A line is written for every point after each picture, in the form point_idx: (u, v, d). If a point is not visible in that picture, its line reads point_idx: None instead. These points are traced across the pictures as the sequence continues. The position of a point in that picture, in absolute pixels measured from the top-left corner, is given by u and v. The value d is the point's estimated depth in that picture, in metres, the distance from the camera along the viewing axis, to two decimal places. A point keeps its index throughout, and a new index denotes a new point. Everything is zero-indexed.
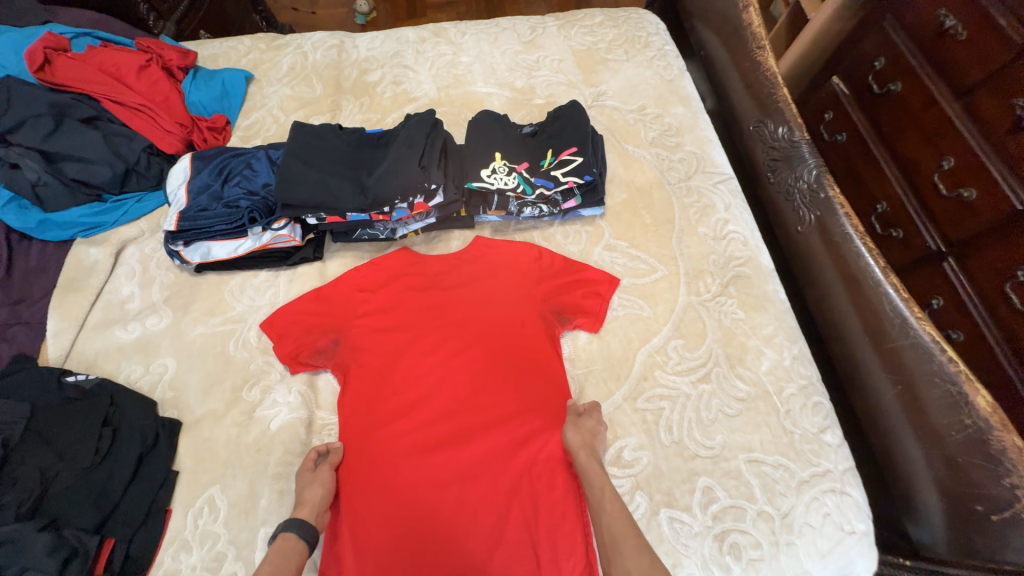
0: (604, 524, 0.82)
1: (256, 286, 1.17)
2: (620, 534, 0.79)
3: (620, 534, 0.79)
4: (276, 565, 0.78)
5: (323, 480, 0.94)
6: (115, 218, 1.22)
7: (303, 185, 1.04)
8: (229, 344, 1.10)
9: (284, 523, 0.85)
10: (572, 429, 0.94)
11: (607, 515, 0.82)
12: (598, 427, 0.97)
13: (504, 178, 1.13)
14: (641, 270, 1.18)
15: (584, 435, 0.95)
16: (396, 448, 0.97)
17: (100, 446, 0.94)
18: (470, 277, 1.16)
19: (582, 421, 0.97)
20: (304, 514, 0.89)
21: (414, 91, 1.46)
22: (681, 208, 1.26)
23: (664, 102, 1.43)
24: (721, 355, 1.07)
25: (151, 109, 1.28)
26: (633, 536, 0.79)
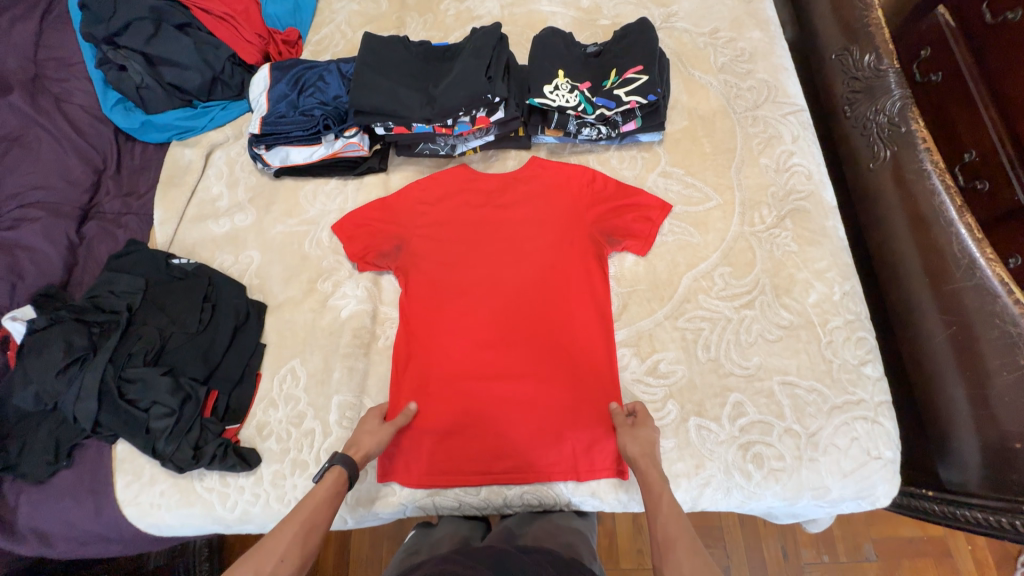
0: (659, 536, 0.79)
1: (328, 193, 1.26)
2: (675, 537, 0.76)
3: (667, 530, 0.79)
4: (328, 492, 0.86)
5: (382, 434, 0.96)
6: (205, 124, 1.33)
7: (374, 93, 1.10)
8: (305, 243, 1.21)
9: (340, 457, 0.89)
10: (629, 437, 0.92)
11: (663, 518, 0.80)
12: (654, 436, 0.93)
13: (566, 96, 1.13)
14: (695, 199, 1.18)
15: (643, 442, 0.92)
16: (453, 343, 1.08)
17: (203, 317, 1.09)
18: (524, 196, 1.20)
19: (637, 430, 0.94)
20: (358, 456, 0.92)
21: (477, 9, 1.45)
22: (744, 137, 1.22)
23: (739, 25, 1.35)
24: (768, 285, 1.08)
25: (233, 18, 1.34)
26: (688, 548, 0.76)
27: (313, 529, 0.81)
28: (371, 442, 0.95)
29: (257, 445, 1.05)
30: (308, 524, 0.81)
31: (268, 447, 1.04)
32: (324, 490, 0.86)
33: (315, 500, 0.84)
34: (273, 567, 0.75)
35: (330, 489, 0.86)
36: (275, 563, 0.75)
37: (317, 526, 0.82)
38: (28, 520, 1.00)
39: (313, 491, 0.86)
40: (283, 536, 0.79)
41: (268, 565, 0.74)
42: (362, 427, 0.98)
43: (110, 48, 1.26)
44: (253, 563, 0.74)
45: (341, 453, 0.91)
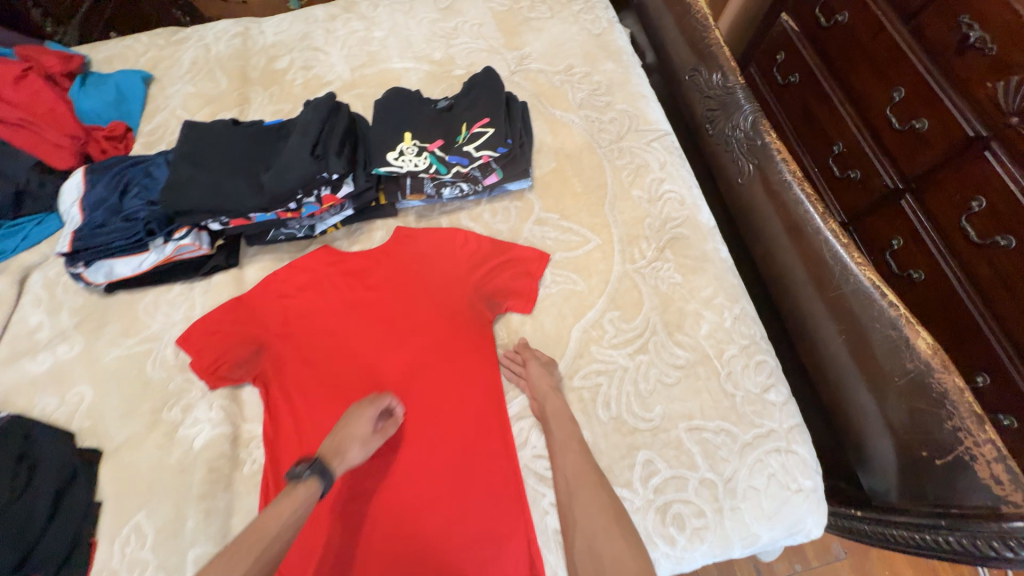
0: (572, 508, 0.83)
1: (171, 301, 1.10)
2: (578, 483, 0.84)
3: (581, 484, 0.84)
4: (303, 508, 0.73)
5: (368, 442, 0.85)
6: (15, 244, 1.14)
7: (196, 189, 0.98)
8: (146, 364, 1.04)
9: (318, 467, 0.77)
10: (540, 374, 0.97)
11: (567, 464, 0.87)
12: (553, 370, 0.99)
13: (414, 160, 1.05)
14: (574, 243, 1.12)
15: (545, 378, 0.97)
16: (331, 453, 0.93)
17: (15, 484, 0.89)
18: (392, 272, 1.10)
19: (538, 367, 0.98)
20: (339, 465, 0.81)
21: (326, 75, 1.37)
22: (613, 171, 1.19)
23: (592, 59, 1.34)
24: (659, 324, 1.02)
25: (34, 123, 1.18)
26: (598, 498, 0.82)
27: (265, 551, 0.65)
28: (360, 429, 0.84)
29: None
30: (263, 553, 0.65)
31: None
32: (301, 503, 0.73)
33: (288, 512, 0.71)
34: None
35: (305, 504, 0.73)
36: None
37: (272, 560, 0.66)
38: None
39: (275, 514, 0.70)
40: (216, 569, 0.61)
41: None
42: (339, 429, 0.85)
43: None
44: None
45: (321, 461, 0.79)
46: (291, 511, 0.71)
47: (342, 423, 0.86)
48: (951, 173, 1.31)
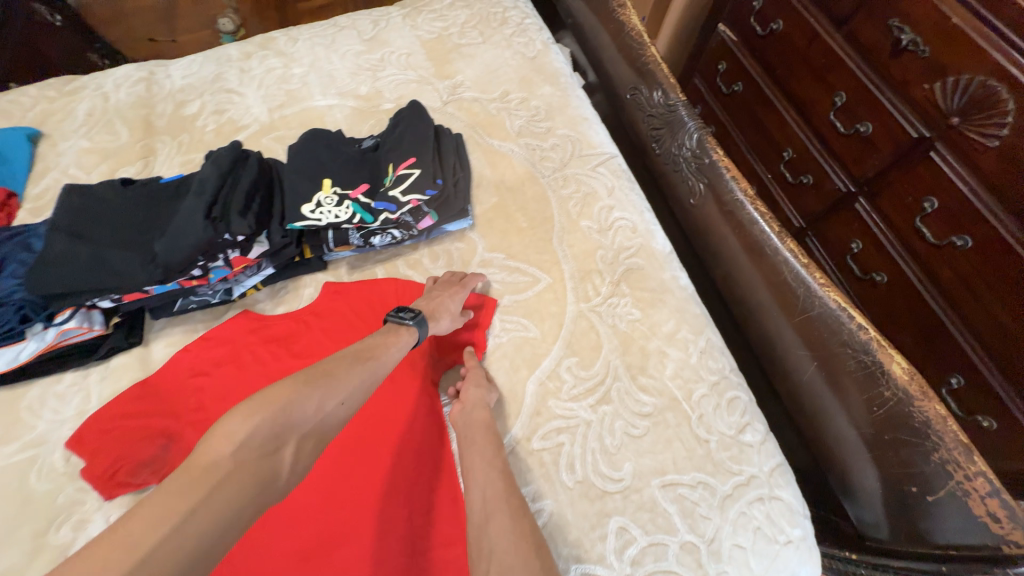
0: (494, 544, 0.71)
1: (61, 394, 0.94)
2: (494, 508, 0.75)
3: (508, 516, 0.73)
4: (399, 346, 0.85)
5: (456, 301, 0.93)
6: None
7: (74, 266, 0.83)
8: (29, 476, 0.87)
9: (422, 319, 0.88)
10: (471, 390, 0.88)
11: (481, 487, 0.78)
12: (484, 391, 0.89)
13: (334, 210, 0.94)
14: (523, 285, 1.02)
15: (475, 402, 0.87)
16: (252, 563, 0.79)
17: None
18: (321, 336, 0.98)
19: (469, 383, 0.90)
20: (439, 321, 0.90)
21: (241, 118, 1.25)
22: (560, 202, 1.10)
23: (529, 83, 1.27)
24: (620, 367, 0.93)
25: None
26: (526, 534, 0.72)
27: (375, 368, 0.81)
28: (448, 324, 0.91)
29: None
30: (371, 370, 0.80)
31: None
32: (393, 338, 0.86)
33: (385, 345, 0.84)
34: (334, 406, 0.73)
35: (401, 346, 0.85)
36: (337, 404, 0.73)
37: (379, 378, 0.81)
38: None
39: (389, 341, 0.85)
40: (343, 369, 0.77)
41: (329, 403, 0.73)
42: (437, 291, 0.95)
43: None
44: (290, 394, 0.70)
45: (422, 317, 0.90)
46: (393, 347, 0.84)
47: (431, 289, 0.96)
48: (898, 175, 1.29)
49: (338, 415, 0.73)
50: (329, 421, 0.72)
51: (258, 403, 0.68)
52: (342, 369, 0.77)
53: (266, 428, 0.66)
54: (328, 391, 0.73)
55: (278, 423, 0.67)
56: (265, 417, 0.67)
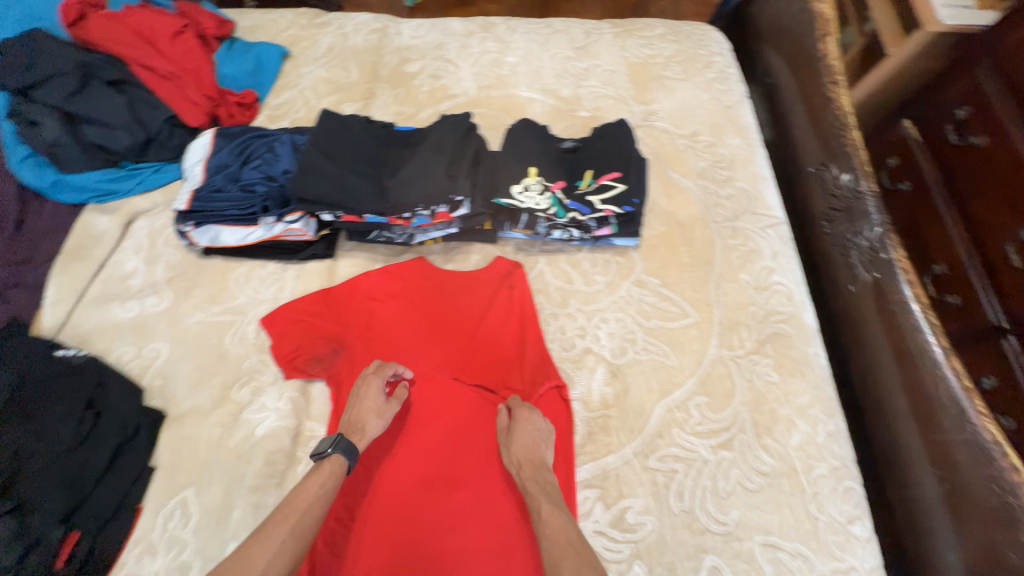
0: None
1: (262, 278, 1.10)
2: (560, 559, 0.74)
3: (570, 556, 0.74)
4: (326, 486, 0.82)
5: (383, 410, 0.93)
6: (130, 187, 1.16)
7: (322, 180, 0.98)
8: (225, 336, 1.03)
9: (343, 447, 0.86)
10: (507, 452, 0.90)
11: (547, 538, 0.78)
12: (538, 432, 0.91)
13: (536, 198, 1.04)
14: (671, 314, 1.08)
15: (520, 448, 0.89)
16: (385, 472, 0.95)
17: (80, 429, 0.89)
18: (472, 306, 1.08)
19: (513, 435, 0.91)
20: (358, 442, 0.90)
21: (452, 87, 1.39)
22: (724, 250, 1.15)
23: (719, 130, 1.32)
24: (748, 422, 0.97)
25: (179, 78, 1.21)
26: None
27: (305, 527, 0.76)
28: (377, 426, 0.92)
29: None
30: (300, 526, 0.76)
31: None
32: (321, 479, 0.83)
33: (313, 493, 0.80)
34: None
35: (326, 483, 0.82)
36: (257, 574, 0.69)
37: (307, 531, 0.76)
38: None
39: (307, 485, 0.81)
40: (266, 536, 0.73)
41: None
42: (365, 402, 0.92)
43: (22, 101, 1.09)
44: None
45: (345, 440, 0.88)
46: (318, 486, 0.81)
47: (359, 395, 0.93)
48: None
49: None
50: None
51: None
52: (253, 547, 0.72)
53: None
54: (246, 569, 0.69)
55: None
56: None
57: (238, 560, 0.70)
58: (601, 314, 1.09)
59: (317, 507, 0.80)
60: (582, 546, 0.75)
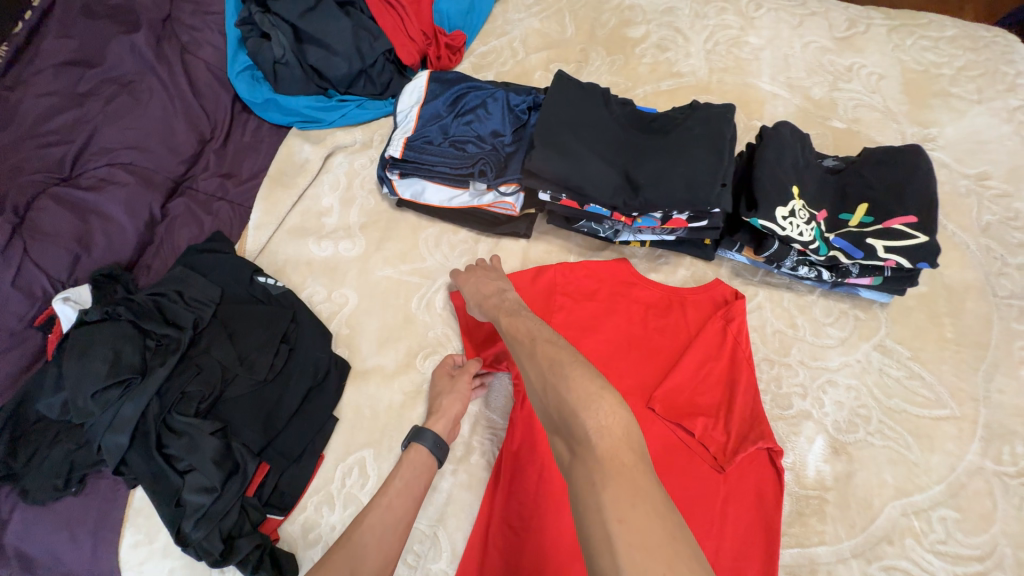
0: (528, 377, 0.68)
1: (453, 244, 1.03)
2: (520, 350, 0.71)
3: (525, 343, 0.70)
4: (406, 479, 0.78)
5: (461, 392, 0.87)
6: (334, 118, 1.12)
7: (563, 157, 0.86)
8: (412, 299, 0.98)
9: (422, 436, 0.82)
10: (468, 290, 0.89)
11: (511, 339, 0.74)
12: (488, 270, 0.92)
13: (801, 227, 0.85)
14: (921, 399, 0.88)
15: (477, 282, 0.89)
16: (553, 491, 0.80)
17: (275, 362, 0.88)
18: (674, 329, 0.94)
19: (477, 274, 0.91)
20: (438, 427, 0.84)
21: (678, 64, 1.19)
22: (1004, 334, 0.91)
23: (1017, 177, 1.03)
24: (1009, 560, 0.78)
25: (402, 7, 1.12)
26: (564, 351, 0.66)
27: (391, 527, 0.73)
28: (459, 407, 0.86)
29: (298, 552, 0.83)
30: (383, 522, 0.73)
31: (311, 558, 0.82)
32: (404, 475, 0.78)
33: (394, 490, 0.76)
34: None
35: (407, 475, 0.78)
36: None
37: (394, 525, 0.73)
38: (11, 540, 0.81)
39: (390, 480, 0.77)
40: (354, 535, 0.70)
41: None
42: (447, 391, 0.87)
43: (259, 11, 1.09)
44: None
45: (429, 431, 0.83)
46: (399, 480, 0.77)
47: (433, 390, 0.89)
48: None
49: None
50: None
51: None
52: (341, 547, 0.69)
53: None
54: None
55: None
56: None
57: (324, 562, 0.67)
58: (828, 376, 0.91)
59: (396, 501, 0.75)
60: (539, 332, 0.72)
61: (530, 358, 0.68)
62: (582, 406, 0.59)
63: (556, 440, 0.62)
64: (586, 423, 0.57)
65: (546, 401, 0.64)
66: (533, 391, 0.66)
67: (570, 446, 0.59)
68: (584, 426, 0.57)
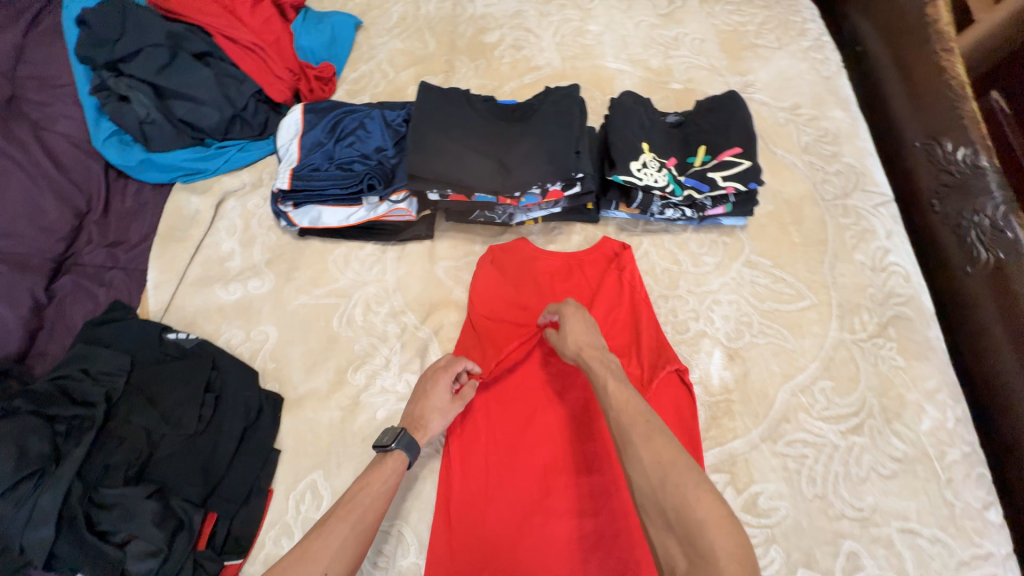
0: (636, 455, 0.64)
1: (362, 260, 1.07)
2: (629, 424, 0.67)
3: (639, 423, 0.66)
4: (384, 482, 0.76)
5: (445, 405, 0.87)
6: (217, 166, 1.13)
7: (440, 157, 0.94)
8: (333, 320, 1.01)
9: (405, 443, 0.80)
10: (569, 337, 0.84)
11: (615, 409, 0.70)
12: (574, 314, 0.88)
13: (654, 175, 0.99)
14: (786, 297, 1.04)
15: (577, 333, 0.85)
16: (497, 452, 0.91)
17: (203, 413, 0.88)
18: (579, 287, 1.05)
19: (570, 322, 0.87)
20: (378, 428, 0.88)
21: (535, 59, 1.32)
22: (836, 229, 1.10)
23: (820, 103, 1.25)
24: (876, 407, 0.94)
25: (262, 49, 1.18)
26: (683, 449, 0.64)
27: (363, 531, 0.71)
28: (439, 425, 0.86)
29: None
30: (356, 529, 0.70)
31: None
32: (380, 476, 0.77)
33: (371, 495, 0.74)
34: None
35: (384, 479, 0.76)
36: None
37: (365, 530, 0.71)
38: None
39: (368, 483, 0.75)
40: (328, 543, 0.67)
41: None
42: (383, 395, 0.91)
43: (110, 75, 1.08)
44: None
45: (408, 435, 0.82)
46: (381, 483, 0.76)
47: (422, 397, 0.87)
48: None
49: None
50: None
51: None
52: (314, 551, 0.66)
53: None
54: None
55: None
56: None
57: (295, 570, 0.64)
58: (713, 297, 1.05)
59: (376, 503, 0.74)
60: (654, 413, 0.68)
61: (646, 441, 0.64)
62: (713, 525, 0.56)
63: (666, 537, 0.60)
64: (716, 544, 0.55)
65: (660, 500, 0.60)
66: (640, 474, 0.63)
67: (688, 557, 0.57)
68: (712, 547, 0.55)
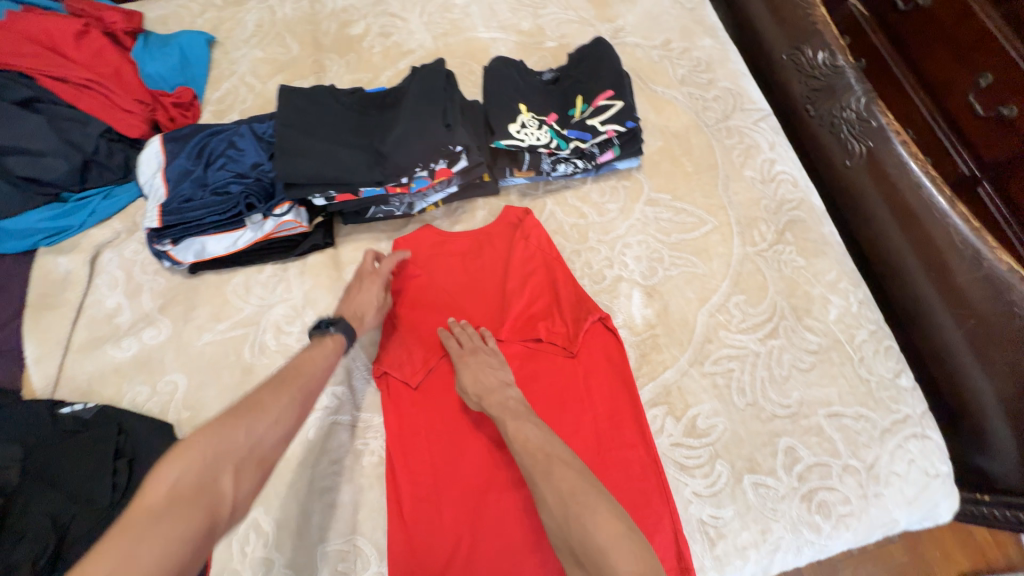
0: (542, 496, 0.70)
1: (264, 283, 1.02)
2: (537, 467, 0.72)
3: (540, 461, 0.73)
4: (323, 355, 0.82)
5: (373, 292, 0.95)
6: (82, 219, 1.04)
7: (311, 158, 0.90)
8: (244, 351, 0.96)
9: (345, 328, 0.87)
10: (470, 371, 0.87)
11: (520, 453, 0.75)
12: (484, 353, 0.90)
13: (535, 133, 1.00)
14: (689, 226, 1.08)
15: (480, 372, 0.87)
16: (440, 441, 0.89)
17: (117, 482, 0.80)
18: (492, 261, 1.04)
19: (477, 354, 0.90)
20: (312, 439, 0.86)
21: (406, 43, 1.28)
22: (723, 151, 1.14)
23: (689, 34, 1.28)
24: (787, 308, 0.99)
25: (101, 84, 1.09)
26: (582, 477, 0.70)
27: (310, 396, 0.76)
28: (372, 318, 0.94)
29: None
30: (303, 392, 0.76)
31: None
32: (320, 352, 0.82)
33: (315, 366, 0.80)
34: (266, 429, 0.68)
35: (324, 352, 0.83)
36: (268, 424, 0.68)
37: (312, 393, 0.77)
38: None
39: (310, 357, 0.81)
40: (281, 398, 0.72)
41: (261, 426, 0.68)
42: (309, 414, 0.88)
43: None
44: (242, 421, 0.66)
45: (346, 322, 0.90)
46: (322, 360, 0.82)
47: (354, 290, 0.95)
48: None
49: (272, 437, 0.68)
50: (263, 446, 0.67)
51: (201, 442, 0.62)
52: (267, 396, 0.71)
53: (200, 463, 0.60)
54: (259, 416, 0.68)
55: (211, 463, 0.61)
56: (203, 458, 0.61)
57: (253, 409, 0.69)
58: (623, 241, 1.07)
59: (319, 373, 0.80)
60: (551, 447, 0.75)
61: (546, 479, 0.71)
62: (613, 550, 0.61)
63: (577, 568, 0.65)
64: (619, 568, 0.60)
65: (568, 536, 0.66)
66: (548, 514, 0.69)
67: None
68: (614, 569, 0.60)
